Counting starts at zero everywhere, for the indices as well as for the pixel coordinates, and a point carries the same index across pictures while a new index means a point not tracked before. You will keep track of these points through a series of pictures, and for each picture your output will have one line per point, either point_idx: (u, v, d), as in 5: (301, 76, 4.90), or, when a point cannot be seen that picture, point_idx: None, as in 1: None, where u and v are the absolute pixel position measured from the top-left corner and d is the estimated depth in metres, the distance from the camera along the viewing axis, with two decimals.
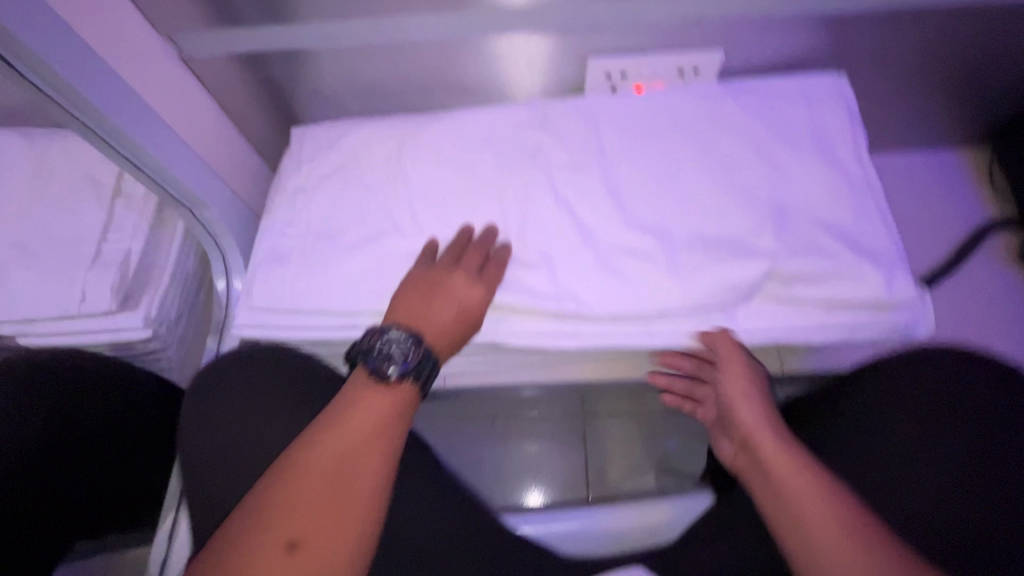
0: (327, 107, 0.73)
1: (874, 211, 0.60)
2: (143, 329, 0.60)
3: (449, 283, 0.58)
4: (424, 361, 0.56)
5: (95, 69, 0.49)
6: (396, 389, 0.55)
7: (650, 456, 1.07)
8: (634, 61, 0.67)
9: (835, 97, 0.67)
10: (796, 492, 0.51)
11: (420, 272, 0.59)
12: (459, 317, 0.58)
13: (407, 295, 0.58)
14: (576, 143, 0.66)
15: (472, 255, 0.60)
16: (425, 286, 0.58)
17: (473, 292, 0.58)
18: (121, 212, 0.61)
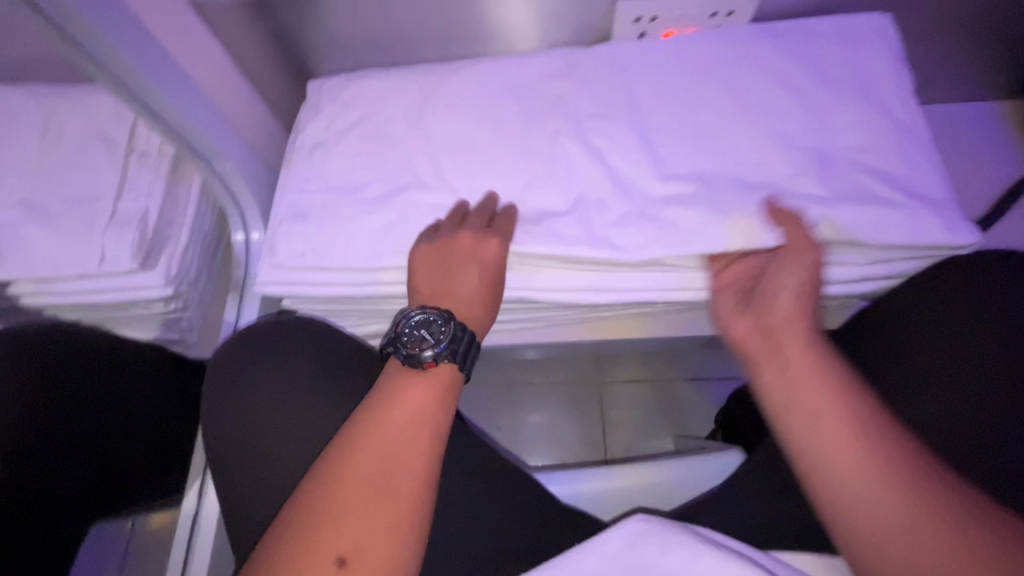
0: (344, 57, 0.70)
1: (920, 159, 0.55)
2: (165, 286, 0.62)
3: (456, 248, 0.55)
4: (459, 339, 0.55)
5: (123, 17, 0.49)
6: (432, 373, 0.55)
7: (664, 420, 1.14)
8: (663, 2, 0.62)
9: (880, 33, 0.60)
10: (824, 406, 0.50)
11: (431, 249, 0.56)
12: (488, 287, 0.56)
13: (426, 274, 0.56)
14: (605, 92, 0.61)
15: (477, 217, 0.56)
16: (443, 259, 0.56)
17: (487, 248, 0.54)
18: (136, 172, 0.63)
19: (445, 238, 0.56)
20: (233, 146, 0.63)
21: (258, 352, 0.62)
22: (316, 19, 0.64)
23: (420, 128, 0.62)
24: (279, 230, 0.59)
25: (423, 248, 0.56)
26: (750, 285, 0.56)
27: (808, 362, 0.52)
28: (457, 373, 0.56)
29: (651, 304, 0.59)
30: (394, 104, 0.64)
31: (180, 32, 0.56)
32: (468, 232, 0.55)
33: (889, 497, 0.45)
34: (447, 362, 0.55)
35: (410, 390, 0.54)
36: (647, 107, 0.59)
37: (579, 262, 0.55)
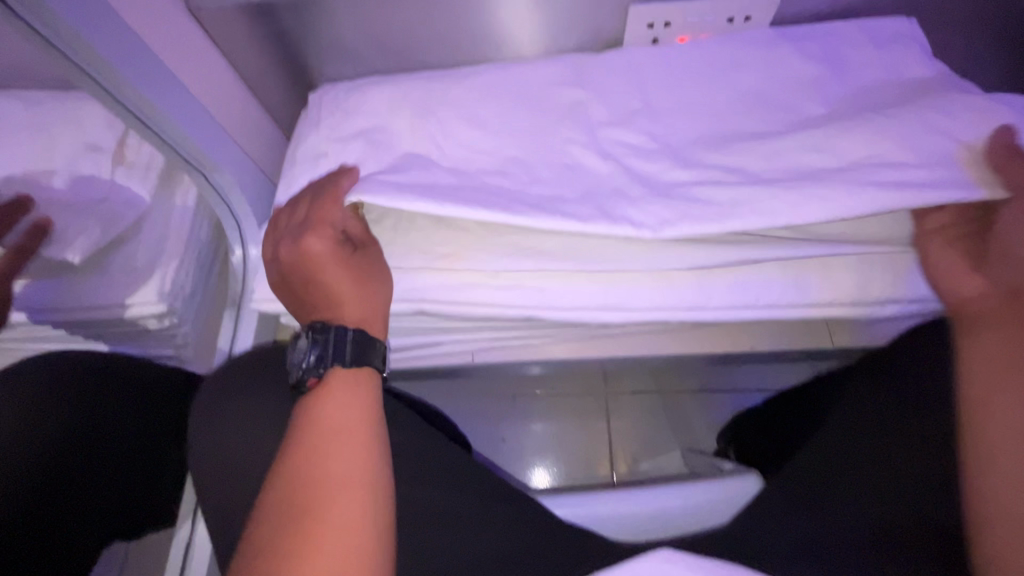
0: (346, 64, 0.68)
1: None
2: (159, 303, 0.61)
3: (298, 264, 0.54)
4: (324, 341, 0.54)
5: (113, 26, 0.46)
6: (330, 387, 0.54)
7: (672, 434, 1.11)
8: (679, 8, 0.60)
9: (906, 34, 0.58)
10: None
11: (281, 277, 0.55)
12: (349, 277, 0.54)
13: (293, 298, 0.56)
14: (618, 102, 0.59)
15: (297, 218, 0.54)
16: (296, 276, 0.55)
17: (309, 246, 0.53)
18: (122, 183, 0.62)
19: (280, 263, 0.54)
20: (231, 157, 0.61)
21: (246, 383, 0.59)
22: (318, 25, 0.62)
23: (425, 138, 0.60)
24: None
25: (275, 281, 0.55)
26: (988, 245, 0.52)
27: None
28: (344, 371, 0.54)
29: (671, 323, 0.57)
30: (400, 113, 0.61)
31: (173, 39, 0.54)
32: (291, 241, 0.54)
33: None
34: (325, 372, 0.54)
35: (340, 407, 0.53)
36: (663, 116, 0.57)
37: (588, 279, 0.53)
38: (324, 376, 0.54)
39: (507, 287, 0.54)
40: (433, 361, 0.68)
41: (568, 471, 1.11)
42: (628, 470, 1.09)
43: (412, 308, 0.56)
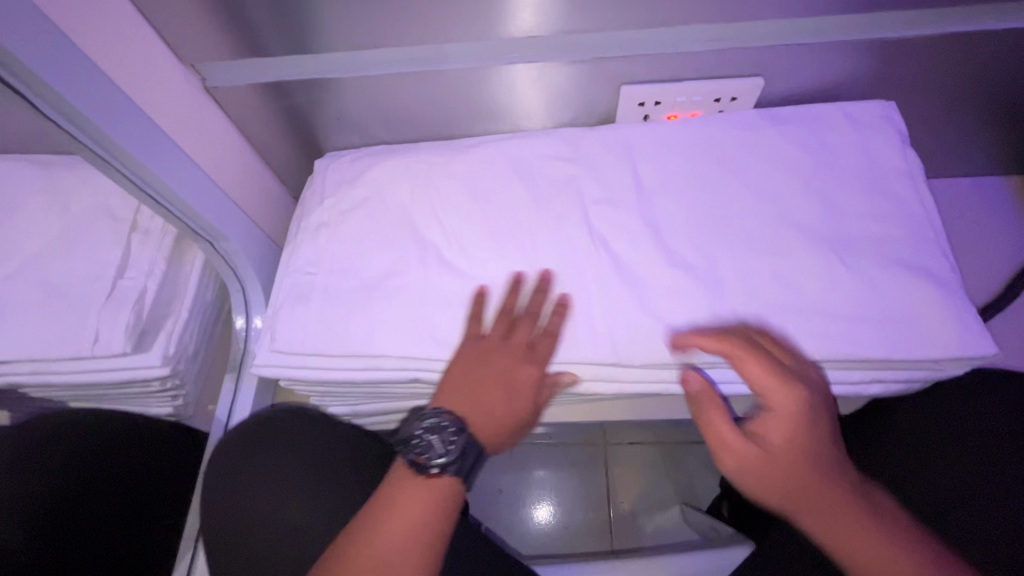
0: (353, 135, 0.72)
1: (930, 238, 0.57)
2: (162, 366, 0.64)
3: (513, 372, 0.56)
4: (467, 450, 0.55)
5: (125, 109, 0.51)
6: (433, 486, 0.54)
7: (672, 488, 1.10)
8: (667, 89, 0.64)
9: (883, 118, 0.63)
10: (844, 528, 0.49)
11: (472, 360, 0.55)
12: (511, 411, 0.56)
13: (457, 379, 0.55)
14: (613, 178, 0.62)
15: (521, 332, 0.56)
16: (492, 371, 0.56)
17: (523, 369, 0.55)
18: (138, 249, 0.64)
19: (484, 349, 0.56)
20: (236, 224, 0.66)
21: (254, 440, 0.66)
22: (326, 103, 0.66)
23: (426, 212, 0.62)
24: (280, 316, 0.60)
25: (468, 354, 0.55)
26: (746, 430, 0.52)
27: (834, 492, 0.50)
28: (458, 487, 0.55)
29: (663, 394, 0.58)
30: (404, 186, 0.64)
31: (183, 115, 0.59)
32: (506, 349, 0.56)
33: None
34: (449, 476, 0.54)
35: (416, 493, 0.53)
36: (653, 192, 0.61)
37: (581, 355, 0.54)
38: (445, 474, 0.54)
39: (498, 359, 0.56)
40: None
41: (567, 524, 1.09)
42: (627, 525, 1.08)
43: (408, 377, 0.57)
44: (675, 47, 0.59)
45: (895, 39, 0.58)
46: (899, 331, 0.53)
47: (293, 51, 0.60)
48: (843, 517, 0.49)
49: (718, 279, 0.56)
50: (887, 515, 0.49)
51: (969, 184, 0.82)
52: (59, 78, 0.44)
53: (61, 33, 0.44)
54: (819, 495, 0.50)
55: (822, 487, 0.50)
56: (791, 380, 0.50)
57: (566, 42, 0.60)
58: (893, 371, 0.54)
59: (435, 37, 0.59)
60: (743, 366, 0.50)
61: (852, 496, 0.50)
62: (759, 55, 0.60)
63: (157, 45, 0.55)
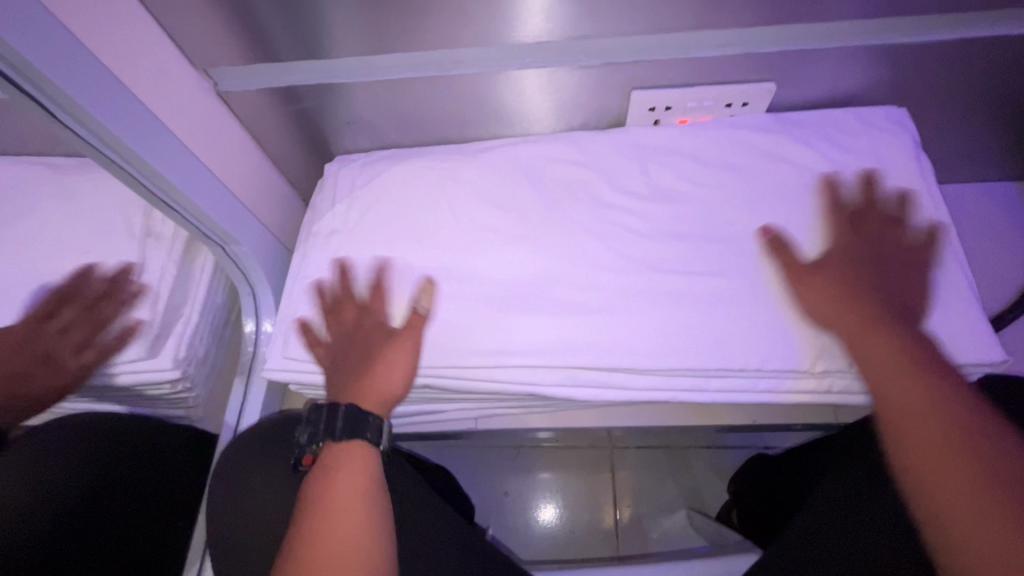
0: (363, 139, 0.72)
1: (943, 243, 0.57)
2: (171, 368, 0.65)
3: (366, 341, 0.58)
4: (334, 418, 0.56)
5: (138, 115, 0.51)
6: (332, 463, 0.56)
7: (678, 492, 1.09)
8: (677, 95, 0.64)
9: (896, 123, 0.63)
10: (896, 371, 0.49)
11: (336, 347, 0.59)
12: (388, 354, 0.56)
13: (333, 367, 0.58)
14: (624, 184, 0.63)
15: (355, 306, 0.59)
16: (355, 349, 0.58)
17: (371, 337, 0.58)
18: (152, 256, 0.65)
19: (330, 348, 0.59)
20: (247, 228, 0.67)
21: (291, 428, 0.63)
22: (338, 108, 0.66)
23: (435, 217, 0.63)
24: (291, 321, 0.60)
25: (325, 356, 0.59)
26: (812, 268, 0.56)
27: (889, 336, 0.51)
28: (357, 446, 0.56)
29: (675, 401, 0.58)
30: (413, 190, 0.65)
31: (195, 120, 0.59)
32: (350, 327, 0.59)
33: (985, 493, 0.44)
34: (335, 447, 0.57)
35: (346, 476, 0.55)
36: (663, 197, 0.62)
37: (591, 362, 0.54)
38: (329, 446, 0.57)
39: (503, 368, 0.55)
40: (439, 426, 0.69)
41: (572, 526, 1.09)
42: (632, 528, 1.08)
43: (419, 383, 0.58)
44: (686, 52, 0.59)
45: (910, 44, 0.57)
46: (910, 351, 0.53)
47: (304, 57, 0.60)
48: (897, 362, 0.50)
49: (727, 290, 0.56)
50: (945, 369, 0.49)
51: (981, 189, 0.81)
52: (74, 87, 0.45)
53: (76, 41, 0.45)
54: (872, 335, 0.51)
55: (883, 330, 0.51)
56: (863, 237, 0.57)
57: (577, 47, 0.59)
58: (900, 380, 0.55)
59: (446, 42, 0.59)
60: (827, 220, 0.58)
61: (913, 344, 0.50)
62: (771, 60, 0.60)
63: (170, 51, 0.56)
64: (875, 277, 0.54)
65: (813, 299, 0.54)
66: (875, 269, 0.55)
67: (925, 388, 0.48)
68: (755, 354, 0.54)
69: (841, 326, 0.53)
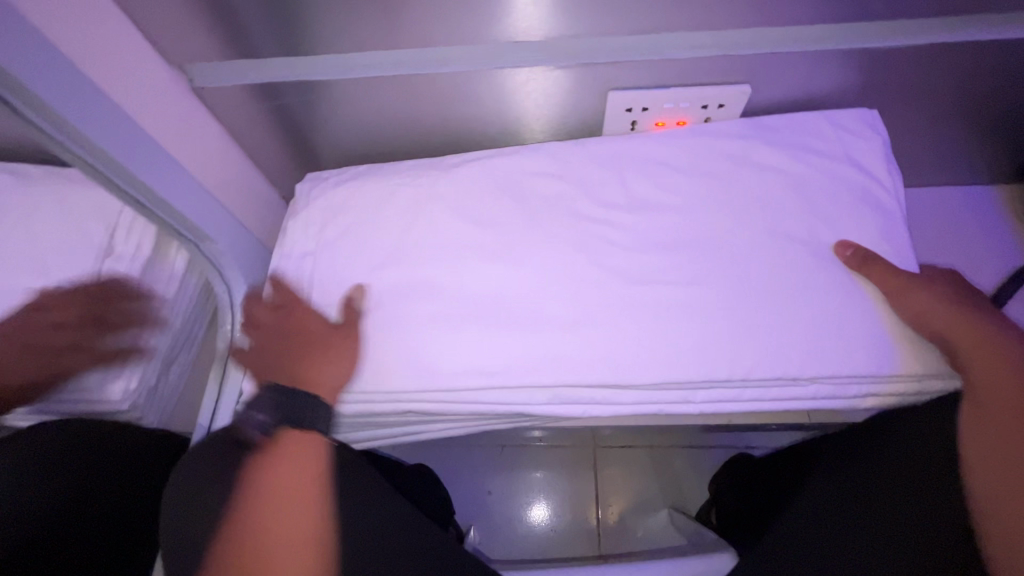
0: (343, 136, 0.72)
1: (907, 239, 0.60)
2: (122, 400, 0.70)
3: (308, 329, 0.61)
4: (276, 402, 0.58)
5: (107, 111, 0.50)
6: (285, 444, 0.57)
7: (660, 490, 1.10)
8: (654, 97, 0.64)
9: (870, 126, 0.64)
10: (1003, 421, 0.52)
11: (279, 334, 0.62)
12: (319, 350, 0.59)
13: (274, 345, 0.62)
14: (602, 193, 0.63)
15: (302, 304, 0.63)
16: (295, 337, 0.61)
17: (312, 324, 0.61)
18: (108, 274, 0.66)
19: (262, 326, 0.63)
20: (223, 226, 0.66)
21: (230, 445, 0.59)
22: (315, 106, 0.66)
23: (414, 227, 0.64)
24: (267, 331, 0.63)
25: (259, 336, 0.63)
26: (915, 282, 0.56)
27: (999, 380, 0.52)
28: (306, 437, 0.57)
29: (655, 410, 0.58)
30: (391, 199, 0.66)
31: (169, 118, 0.59)
32: (288, 319, 0.62)
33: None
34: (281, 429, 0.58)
35: (287, 513, 0.55)
36: (638, 200, 0.62)
37: (570, 377, 0.56)
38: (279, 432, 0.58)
39: (476, 372, 0.57)
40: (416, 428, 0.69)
41: (557, 525, 1.10)
42: (616, 525, 1.08)
43: (400, 407, 0.59)
44: (661, 55, 0.59)
45: (883, 49, 0.58)
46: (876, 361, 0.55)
47: (278, 53, 0.59)
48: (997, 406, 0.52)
49: (700, 295, 0.57)
50: None
51: (956, 194, 0.82)
52: (44, 87, 0.44)
53: (39, 34, 0.44)
54: (979, 351, 0.53)
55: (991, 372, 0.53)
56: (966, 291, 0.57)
57: (554, 47, 0.60)
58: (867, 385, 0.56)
59: (424, 40, 0.59)
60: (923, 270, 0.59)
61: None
62: (745, 64, 0.60)
63: (141, 45, 0.55)
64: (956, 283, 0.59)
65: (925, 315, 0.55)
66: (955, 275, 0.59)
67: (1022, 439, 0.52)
68: (741, 364, 0.54)
69: (948, 336, 0.54)
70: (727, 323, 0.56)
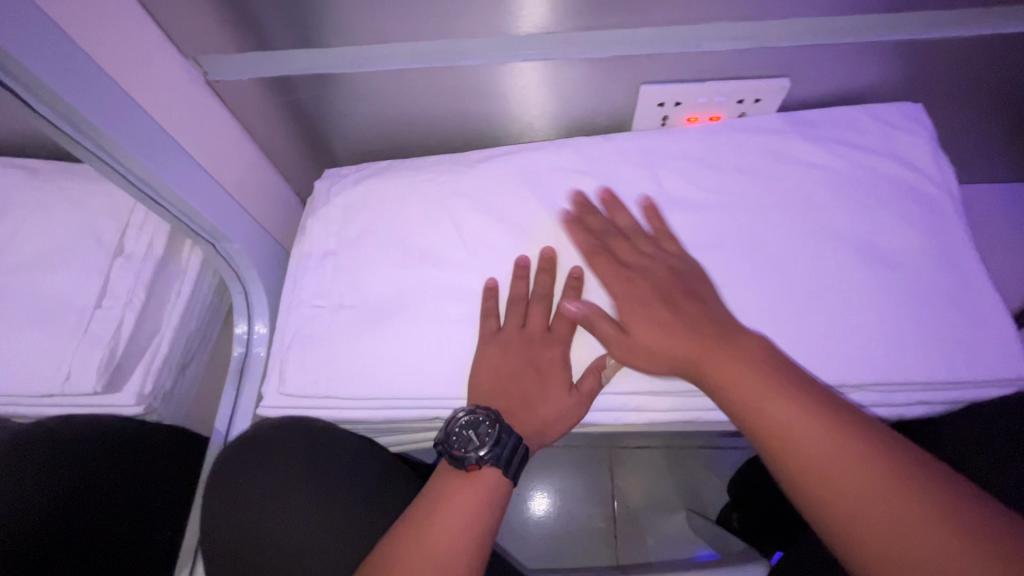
0: (362, 133, 0.70)
1: (960, 237, 0.57)
2: (136, 405, 0.65)
3: (545, 363, 0.56)
4: (504, 441, 0.51)
5: (119, 105, 0.48)
6: (478, 474, 0.52)
7: (677, 492, 1.08)
8: (687, 92, 0.62)
9: (915, 119, 0.61)
10: (808, 433, 0.45)
11: (498, 353, 0.55)
12: (547, 384, 0.55)
13: (502, 375, 0.55)
14: (633, 193, 0.61)
15: (533, 318, 0.57)
16: (529, 368, 0.56)
17: (551, 353, 0.56)
18: (118, 275, 0.64)
19: (505, 341, 0.56)
20: (239, 226, 0.64)
21: (262, 450, 0.59)
22: (335, 101, 0.63)
23: (437, 227, 0.61)
24: (286, 335, 0.61)
25: (484, 350, 0.55)
26: (618, 320, 0.54)
27: (766, 391, 0.47)
28: (503, 477, 0.52)
29: (692, 420, 0.56)
30: (414, 197, 0.64)
31: (184, 112, 0.56)
32: (526, 339, 0.56)
33: (876, 476, 0.42)
34: (491, 467, 0.51)
35: (451, 516, 0.50)
36: (666, 195, 0.60)
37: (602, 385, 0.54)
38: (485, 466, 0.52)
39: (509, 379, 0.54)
40: None
41: (571, 527, 1.08)
42: (632, 528, 1.07)
43: (428, 417, 0.57)
44: (697, 47, 0.56)
45: (932, 41, 0.55)
46: (938, 369, 0.52)
47: (295, 44, 0.57)
48: (788, 416, 0.46)
49: (736, 298, 0.55)
50: (840, 408, 0.46)
51: (990, 191, 0.80)
52: (55, 79, 0.42)
53: (48, 20, 0.41)
54: (712, 356, 0.50)
55: (749, 378, 0.48)
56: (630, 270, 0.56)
57: (585, 38, 0.57)
58: (937, 392, 0.53)
59: (449, 31, 0.56)
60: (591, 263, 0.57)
61: (807, 399, 0.46)
62: (785, 57, 0.57)
63: (156, 36, 0.53)
64: (629, 265, 0.57)
65: (647, 350, 0.52)
66: (616, 259, 0.57)
67: (839, 445, 0.44)
68: None
69: (682, 359, 0.51)
70: (767, 327, 0.53)
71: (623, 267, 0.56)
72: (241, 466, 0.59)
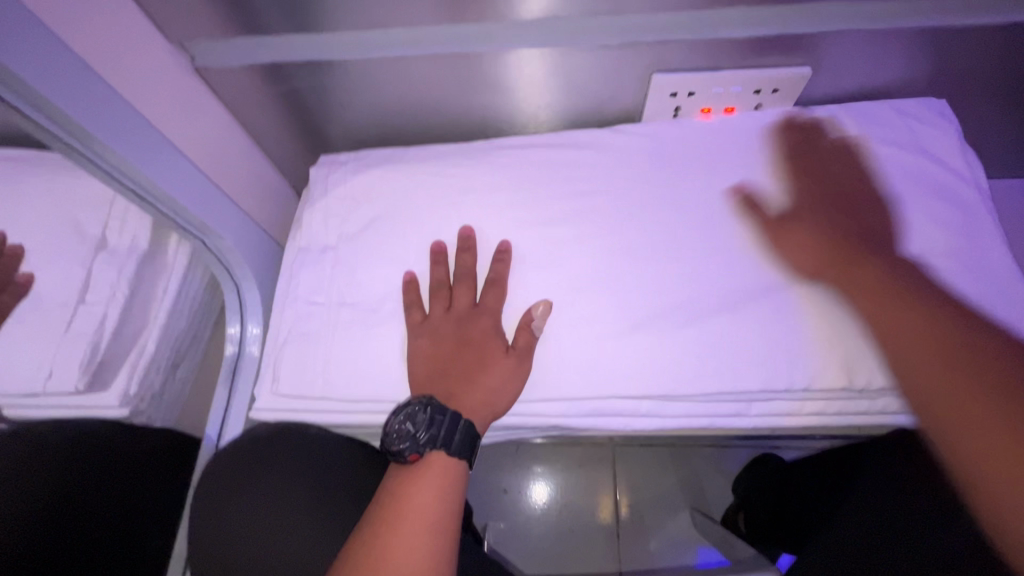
0: (360, 123, 0.66)
1: (993, 236, 0.54)
2: (120, 406, 0.65)
3: (472, 339, 0.53)
4: (441, 424, 0.49)
5: (100, 96, 0.45)
6: (428, 459, 0.50)
7: (680, 489, 1.07)
8: (701, 81, 0.58)
9: (943, 115, 0.59)
10: (927, 335, 0.43)
11: (425, 340, 0.54)
12: (481, 360, 0.52)
13: (432, 358, 0.53)
14: (643, 187, 0.58)
15: (460, 298, 0.55)
16: (456, 346, 0.53)
17: (478, 329, 0.53)
18: (101, 270, 0.61)
19: (432, 326, 0.54)
20: (229, 221, 0.62)
21: (254, 459, 0.58)
22: (331, 89, 0.60)
23: (439, 223, 0.59)
24: (279, 335, 0.58)
25: (413, 340, 0.54)
26: (784, 216, 0.54)
27: (895, 292, 0.46)
28: (455, 459, 0.50)
29: (700, 425, 0.54)
30: (414, 191, 0.61)
31: (170, 101, 0.53)
32: (452, 320, 0.54)
33: (992, 382, 0.40)
34: (434, 451, 0.49)
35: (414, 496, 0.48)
36: (678, 190, 0.58)
37: (611, 390, 0.51)
38: (429, 452, 0.49)
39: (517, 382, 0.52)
40: None
41: (572, 525, 1.06)
42: (634, 525, 1.05)
43: None
44: (714, 33, 0.53)
45: (965, 29, 0.52)
46: None
47: (289, 30, 0.54)
48: (913, 317, 0.44)
49: (752, 299, 0.52)
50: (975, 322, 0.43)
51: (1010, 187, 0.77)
52: (29, 69, 0.39)
53: (21, 5, 0.38)
54: (864, 259, 0.49)
55: (866, 282, 0.48)
56: (815, 180, 0.55)
57: (597, 23, 0.54)
58: None
59: (453, 14, 0.53)
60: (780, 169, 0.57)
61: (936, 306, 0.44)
62: (807, 45, 0.54)
63: (140, 20, 0.50)
64: (827, 175, 0.55)
65: (798, 249, 0.52)
66: (812, 169, 0.56)
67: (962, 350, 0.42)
68: (796, 375, 0.50)
69: (834, 256, 0.51)
70: (783, 331, 0.51)
71: (804, 173, 0.55)
72: (232, 476, 0.58)
